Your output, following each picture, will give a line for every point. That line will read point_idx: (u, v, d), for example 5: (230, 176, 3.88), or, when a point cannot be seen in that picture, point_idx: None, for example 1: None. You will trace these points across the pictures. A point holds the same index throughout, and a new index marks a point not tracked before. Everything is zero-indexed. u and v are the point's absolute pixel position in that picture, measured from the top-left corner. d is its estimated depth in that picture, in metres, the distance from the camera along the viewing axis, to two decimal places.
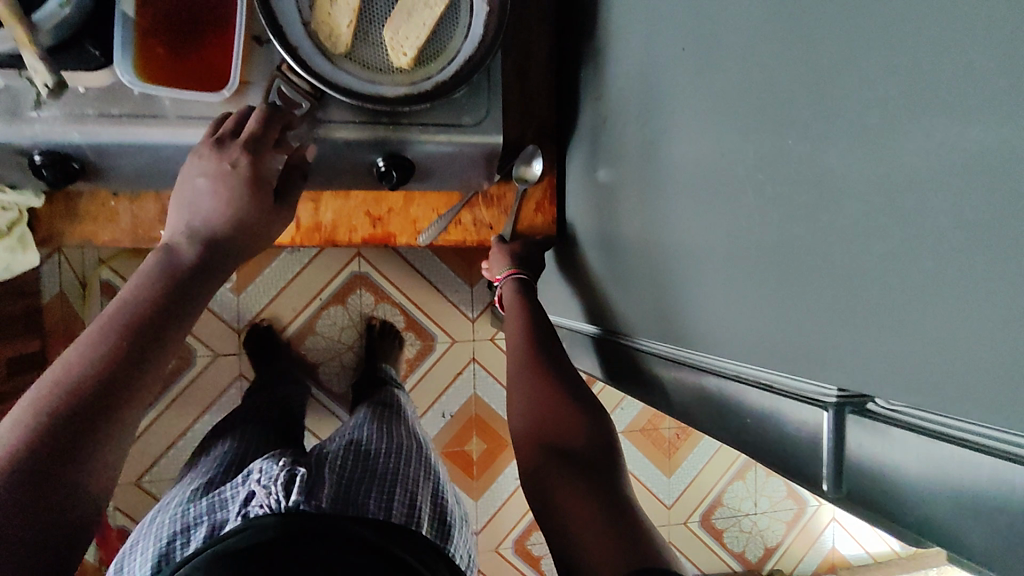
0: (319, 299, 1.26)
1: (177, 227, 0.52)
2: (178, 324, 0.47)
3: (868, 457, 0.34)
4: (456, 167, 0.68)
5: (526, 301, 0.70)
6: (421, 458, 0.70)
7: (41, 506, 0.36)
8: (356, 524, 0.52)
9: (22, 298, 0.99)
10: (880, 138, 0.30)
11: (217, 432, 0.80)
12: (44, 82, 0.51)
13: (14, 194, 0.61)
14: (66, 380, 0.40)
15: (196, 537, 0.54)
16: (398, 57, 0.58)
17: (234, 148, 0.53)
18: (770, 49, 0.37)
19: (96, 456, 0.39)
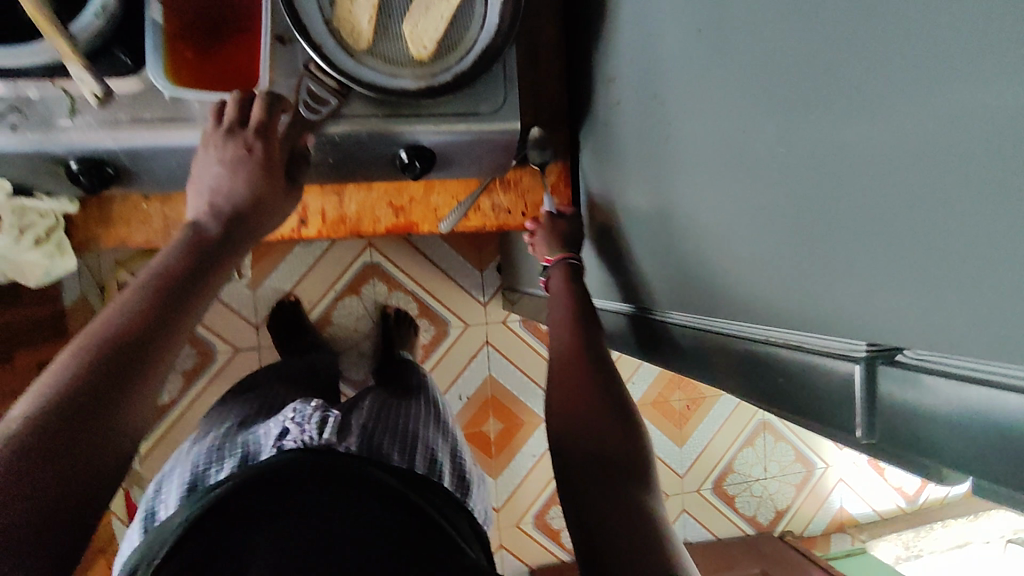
0: (334, 290, 1.28)
1: (201, 205, 0.55)
2: (201, 289, 0.50)
3: (897, 404, 0.36)
4: (475, 154, 0.69)
5: (572, 287, 0.71)
6: (435, 426, 0.76)
7: (74, 442, 0.37)
8: (382, 468, 0.58)
9: (46, 303, 1.01)
10: (880, 114, 0.31)
11: (240, 389, 0.83)
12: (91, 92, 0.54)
13: (50, 201, 0.63)
14: (103, 333, 0.43)
15: (229, 465, 0.62)
16: (418, 51, 0.60)
17: (246, 131, 0.55)
18: (777, 29, 0.38)
19: (129, 402, 0.41)
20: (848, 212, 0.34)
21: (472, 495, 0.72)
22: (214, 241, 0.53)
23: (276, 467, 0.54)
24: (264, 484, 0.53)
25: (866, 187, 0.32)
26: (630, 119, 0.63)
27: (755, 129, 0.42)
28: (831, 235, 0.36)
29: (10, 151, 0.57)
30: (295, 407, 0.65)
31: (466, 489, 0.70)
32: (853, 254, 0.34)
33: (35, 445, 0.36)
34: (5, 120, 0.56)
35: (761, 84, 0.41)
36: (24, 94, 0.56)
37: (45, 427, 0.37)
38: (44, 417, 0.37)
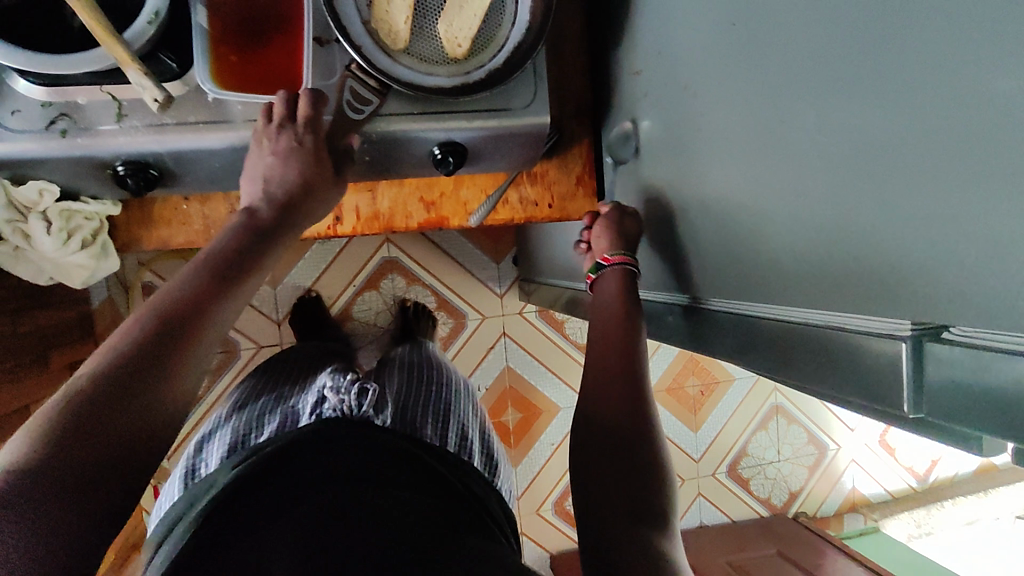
0: (353, 286, 1.29)
1: (250, 192, 0.58)
2: (250, 272, 0.52)
3: (947, 379, 0.36)
4: (503, 149, 0.71)
5: (627, 290, 0.67)
6: (465, 401, 0.78)
7: (132, 401, 0.40)
8: (410, 441, 0.62)
9: (75, 305, 1.02)
10: (920, 109, 0.33)
11: (278, 368, 0.86)
12: (154, 96, 0.55)
13: (95, 204, 0.65)
14: (161, 305, 0.45)
15: (269, 428, 0.68)
16: (454, 49, 0.61)
17: (298, 125, 0.57)
18: (814, 23, 0.39)
19: (182, 370, 0.43)
20: (891, 198, 0.35)
21: (502, 469, 0.74)
22: (267, 224, 0.55)
23: (314, 429, 0.60)
24: (305, 444, 0.57)
25: (910, 175, 0.34)
26: (656, 113, 0.64)
27: (791, 120, 0.43)
28: (872, 222, 0.37)
29: (59, 156, 0.58)
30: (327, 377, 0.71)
31: (496, 464, 0.72)
32: (897, 239, 0.35)
33: (102, 397, 0.39)
34: (55, 126, 0.57)
35: (797, 76, 0.42)
36: (73, 99, 0.57)
37: (112, 382, 0.39)
38: (102, 380, 0.39)
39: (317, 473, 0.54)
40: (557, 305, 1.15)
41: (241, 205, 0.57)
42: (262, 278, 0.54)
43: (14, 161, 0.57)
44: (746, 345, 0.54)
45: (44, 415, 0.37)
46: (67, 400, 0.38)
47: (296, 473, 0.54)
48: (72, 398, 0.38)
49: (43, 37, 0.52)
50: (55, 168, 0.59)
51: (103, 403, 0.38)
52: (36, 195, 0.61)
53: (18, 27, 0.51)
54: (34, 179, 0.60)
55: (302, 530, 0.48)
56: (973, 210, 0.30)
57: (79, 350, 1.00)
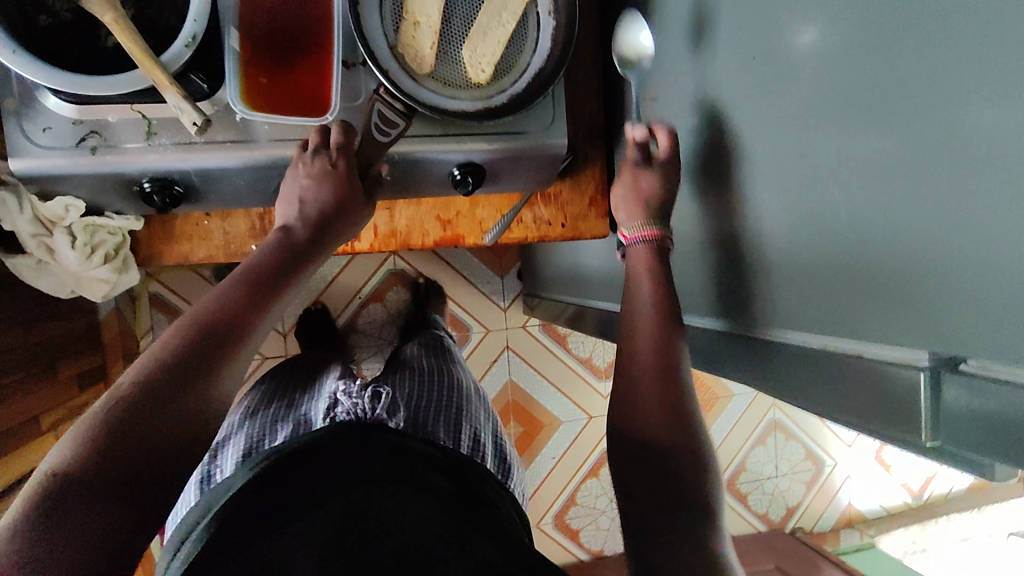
0: (359, 298, 1.30)
1: (284, 212, 0.59)
2: (286, 287, 0.53)
3: (964, 412, 0.38)
4: (520, 170, 0.72)
5: (655, 265, 0.62)
6: (476, 406, 0.78)
7: (173, 407, 0.41)
8: (428, 443, 0.62)
9: (84, 315, 1.01)
10: (948, 154, 0.34)
11: (291, 373, 0.87)
12: (192, 122, 0.53)
13: (119, 219, 0.66)
14: (202, 316, 0.46)
15: (283, 433, 0.70)
16: (477, 74, 0.62)
17: (331, 152, 0.60)
18: (841, 63, 0.41)
19: (220, 379, 0.44)
20: (918, 235, 0.37)
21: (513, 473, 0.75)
22: (301, 241, 0.57)
23: (329, 431, 0.61)
24: (324, 443, 0.58)
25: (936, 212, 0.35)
26: (672, 139, 0.66)
27: (815, 154, 0.45)
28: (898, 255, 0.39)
29: (88, 173, 0.59)
30: (338, 385, 0.74)
31: (506, 468, 0.74)
32: (922, 272, 0.37)
33: (143, 406, 0.40)
34: (85, 142, 0.58)
35: (821, 112, 0.43)
36: (103, 117, 0.57)
37: (154, 391, 0.41)
38: (143, 386, 0.41)
39: (341, 471, 0.54)
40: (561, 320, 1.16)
41: (276, 222, 0.58)
42: (295, 291, 0.55)
43: (42, 177, 0.58)
44: (760, 369, 0.55)
45: (88, 421, 0.38)
46: (111, 407, 0.39)
47: (318, 470, 0.54)
48: (115, 406, 0.39)
49: (81, 58, 0.53)
50: (83, 184, 0.60)
51: (145, 413, 0.40)
52: (62, 210, 0.61)
53: (56, 48, 0.53)
54: (60, 195, 0.61)
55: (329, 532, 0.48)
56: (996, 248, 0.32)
57: (87, 360, 1.00)
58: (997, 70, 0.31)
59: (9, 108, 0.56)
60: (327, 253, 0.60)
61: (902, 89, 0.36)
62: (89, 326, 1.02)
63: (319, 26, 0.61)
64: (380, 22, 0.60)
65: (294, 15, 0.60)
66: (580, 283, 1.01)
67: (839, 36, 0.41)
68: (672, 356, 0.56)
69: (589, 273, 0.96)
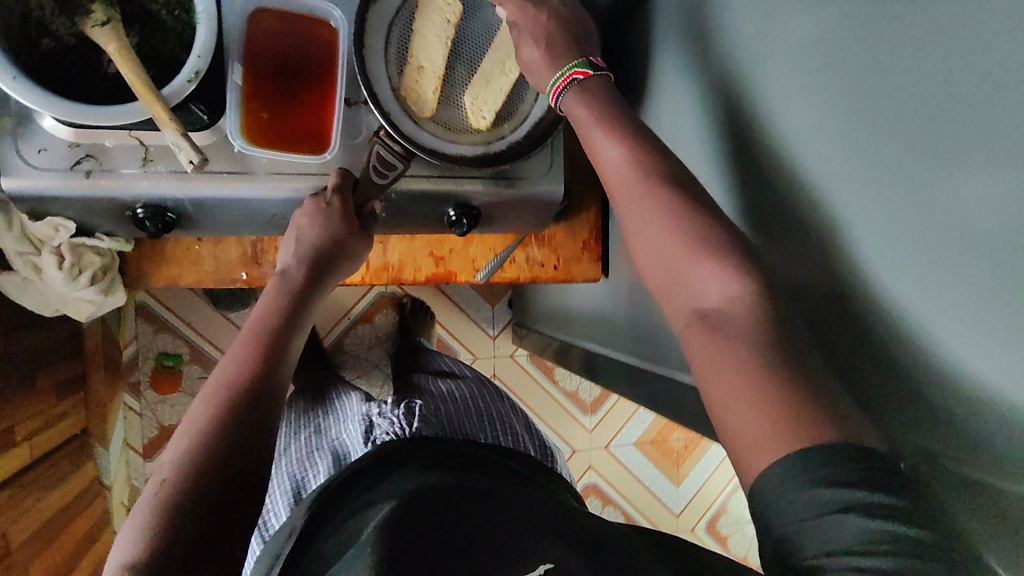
0: (348, 318, 1.30)
1: (284, 257, 0.61)
2: (293, 335, 0.57)
3: None
4: (515, 213, 0.72)
5: (598, 108, 0.49)
6: (507, 406, 0.77)
7: (217, 473, 0.44)
8: (476, 447, 0.62)
9: (67, 323, 1.00)
10: (917, 250, 0.34)
11: (310, 396, 0.83)
12: (189, 160, 0.52)
13: (108, 241, 0.65)
14: (222, 387, 0.50)
15: (322, 465, 0.67)
16: (478, 120, 0.63)
17: (328, 189, 0.60)
18: (814, 153, 0.41)
19: (251, 434, 0.47)
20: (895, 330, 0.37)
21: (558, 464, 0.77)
22: (301, 281, 0.59)
23: (372, 457, 0.58)
24: (368, 475, 0.55)
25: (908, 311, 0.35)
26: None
27: (792, 236, 0.44)
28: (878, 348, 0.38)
29: (80, 196, 0.58)
30: (368, 404, 0.69)
31: (550, 455, 0.75)
32: (902, 368, 0.37)
33: (188, 480, 0.43)
34: (80, 165, 0.57)
35: (796, 196, 0.43)
36: (100, 142, 0.57)
37: (196, 467, 0.43)
38: (185, 464, 0.44)
39: (387, 486, 0.50)
40: (547, 353, 1.15)
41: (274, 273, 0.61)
42: (304, 334, 0.58)
43: (33, 197, 0.58)
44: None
45: (146, 510, 0.42)
46: (161, 491, 0.42)
47: (363, 494, 0.51)
48: (165, 488, 0.42)
49: (79, 84, 0.53)
50: (73, 206, 0.59)
51: (190, 486, 0.42)
52: (51, 230, 0.62)
53: (54, 72, 0.53)
54: (50, 215, 0.60)
55: (394, 519, 0.43)
56: (970, 354, 0.32)
57: (68, 368, 0.99)
58: (972, 182, 0.31)
59: (4, 127, 0.56)
60: (334, 280, 0.63)
61: (875, 188, 0.37)
62: (70, 334, 1.01)
63: (323, 65, 0.61)
64: (384, 64, 0.61)
65: (299, 52, 0.61)
66: (568, 321, 1.01)
67: (813, 125, 0.41)
68: (658, 160, 0.46)
69: (577, 314, 0.95)
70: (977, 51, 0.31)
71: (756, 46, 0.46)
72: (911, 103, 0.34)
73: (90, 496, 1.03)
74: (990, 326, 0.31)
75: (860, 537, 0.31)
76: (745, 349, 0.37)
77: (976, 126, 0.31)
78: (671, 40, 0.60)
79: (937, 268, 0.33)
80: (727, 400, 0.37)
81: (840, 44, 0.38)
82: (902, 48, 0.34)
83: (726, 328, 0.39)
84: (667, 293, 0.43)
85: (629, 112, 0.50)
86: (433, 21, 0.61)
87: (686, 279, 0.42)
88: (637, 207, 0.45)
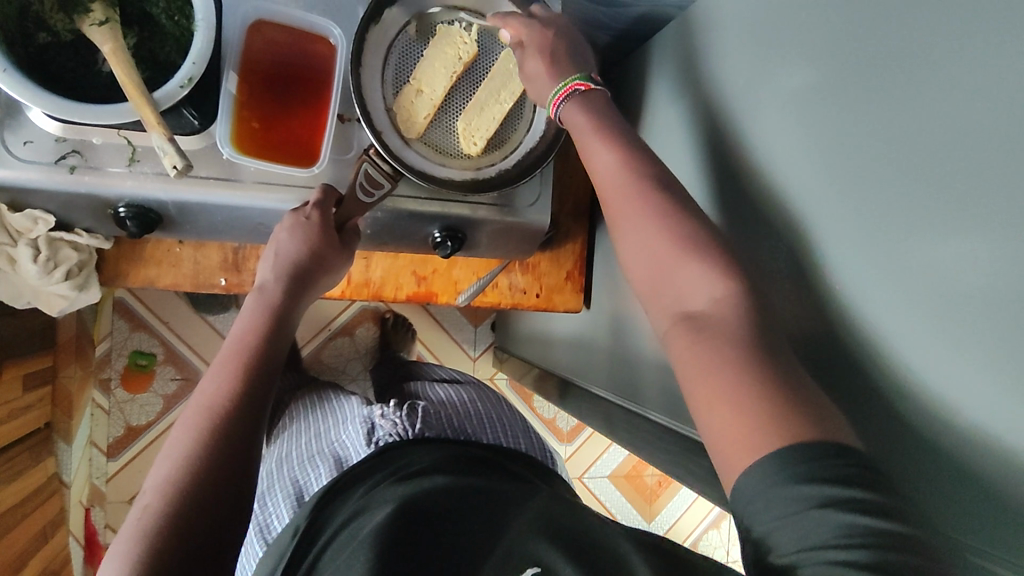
0: (328, 330, 1.28)
1: (266, 271, 0.60)
2: (277, 351, 0.56)
3: None
4: (501, 239, 0.72)
5: (596, 120, 0.50)
6: (507, 407, 0.73)
7: (197, 499, 0.44)
8: (478, 446, 0.59)
9: (40, 313, 0.97)
10: (910, 306, 0.35)
11: (307, 399, 0.81)
12: (172, 166, 0.51)
13: (88, 237, 0.65)
14: (205, 408, 0.49)
15: (324, 469, 0.63)
16: (469, 146, 0.63)
17: (308, 205, 0.60)
18: (814, 200, 0.42)
19: (232, 457, 0.47)
20: (886, 379, 0.37)
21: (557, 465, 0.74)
22: (280, 296, 0.58)
23: (369, 461, 0.55)
24: (364, 482, 0.53)
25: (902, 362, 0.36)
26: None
27: (780, 278, 0.46)
28: (868, 394, 0.39)
29: (62, 190, 0.57)
30: (370, 407, 0.65)
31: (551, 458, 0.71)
32: (889, 424, 0.37)
33: (172, 506, 0.43)
34: (65, 160, 0.57)
35: (792, 243, 0.44)
36: (88, 138, 0.57)
37: (178, 496, 0.43)
38: (166, 493, 0.44)
39: (384, 490, 0.49)
40: (526, 378, 1.14)
41: (254, 286, 0.60)
42: (287, 349, 0.58)
43: (13, 188, 0.57)
44: (702, 475, 0.53)
45: (127, 539, 0.42)
46: (142, 520, 0.43)
47: (361, 497, 0.50)
48: (148, 518, 0.43)
49: (73, 80, 0.53)
50: (53, 199, 0.59)
51: (172, 516, 0.43)
52: (30, 222, 0.60)
53: (50, 68, 0.53)
54: (29, 208, 0.59)
55: (388, 540, 0.42)
56: (965, 401, 0.32)
57: (38, 360, 0.96)
58: (963, 241, 0.32)
59: None
60: (318, 287, 0.62)
61: (870, 238, 0.38)
62: (44, 325, 0.99)
63: (320, 80, 0.62)
64: (380, 84, 0.62)
65: (297, 66, 0.61)
66: (547, 348, 1.00)
67: (810, 175, 0.42)
68: (641, 159, 0.47)
69: (558, 343, 0.95)
70: (976, 115, 0.32)
71: (757, 95, 0.48)
72: (912, 164, 0.35)
73: (46, 494, 1.00)
74: (984, 386, 0.31)
75: (839, 531, 0.31)
76: (743, 356, 0.37)
77: (976, 185, 0.32)
78: (670, 80, 0.62)
79: (930, 322, 0.34)
80: (707, 403, 0.37)
81: (839, 102, 0.40)
82: (905, 108, 0.36)
83: (709, 328, 0.39)
84: (655, 290, 0.43)
85: (623, 124, 0.50)
86: (445, 54, 0.62)
87: (675, 279, 0.41)
88: (635, 215, 0.44)
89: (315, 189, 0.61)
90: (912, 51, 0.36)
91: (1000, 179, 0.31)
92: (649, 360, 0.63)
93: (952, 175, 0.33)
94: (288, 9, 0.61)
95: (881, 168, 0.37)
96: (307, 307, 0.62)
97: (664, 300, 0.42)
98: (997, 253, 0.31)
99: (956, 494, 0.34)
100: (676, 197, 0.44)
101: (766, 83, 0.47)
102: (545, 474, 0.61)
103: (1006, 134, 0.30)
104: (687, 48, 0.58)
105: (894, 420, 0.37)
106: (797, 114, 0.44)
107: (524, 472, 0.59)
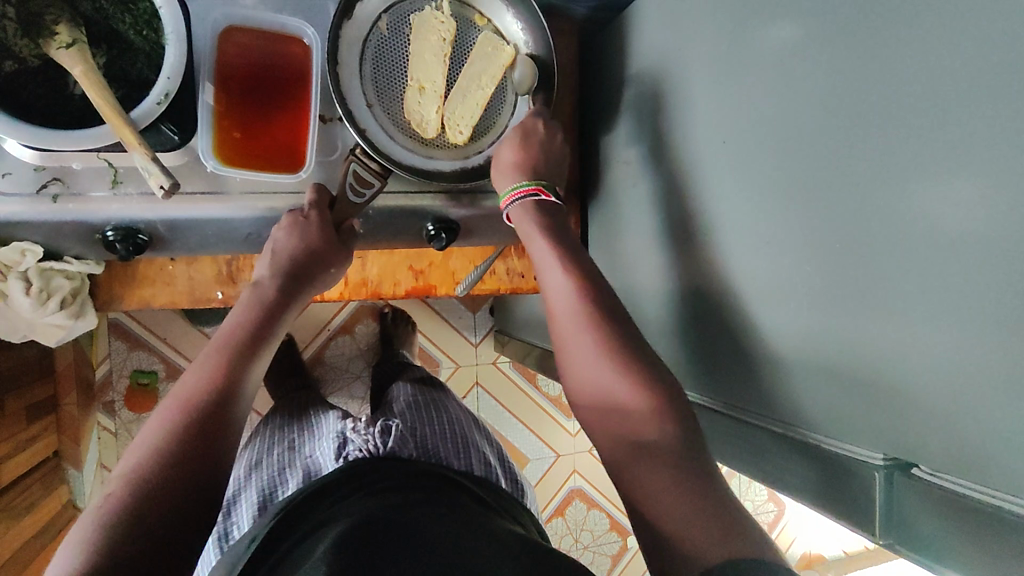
0: (328, 331, 1.27)
1: (259, 271, 0.60)
2: (261, 353, 0.56)
3: (923, 510, 0.38)
4: (494, 226, 0.72)
5: (550, 229, 0.60)
6: (479, 432, 0.74)
7: (165, 490, 0.43)
8: (448, 470, 0.59)
9: (35, 344, 0.97)
10: (920, 258, 0.35)
11: (297, 408, 0.80)
12: (157, 185, 0.49)
13: (78, 264, 0.64)
14: (186, 399, 0.49)
15: (293, 482, 0.65)
16: (454, 136, 0.63)
17: (304, 206, 0.60)
18: (811, 159, 0.42)
19: (206, 452, 0.47)
20: (893, 335, 0.37)
21: (527, 496, 0.73)
22: (268, 296, 0.59)
23: (341, 472, 0.56)
24: (338, 490, 0.53)
25: (904, 318, 0.36)
26: (631, 206, 0.67)
27: (778, 243, 0.45)
28: (869, 352, 0.39)
29: (46, 220, 0.56)
30: (344, 421, 0.66)
31: (520, 490, 0.71)
32: (895, 383, 0.38)
33: (136, 497, 0.42)
34: (46, 190, 0.56)
35: (787, 205, 0.44)
36: (68, 164, 0.56)
37: (144, 486, 0.43)
38: (133, 480, 0.43)
39: (350, 506, 0.49)
40: (529, 360, 1.14)
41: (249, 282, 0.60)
42: (269, 349, 0.57)
43: None
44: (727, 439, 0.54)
45: (84, 527, 0.41)
46: (104, 505, 0.42)
47: (326, 510, 0.51)
48: (108, 505, 0.42)
49: (45, 107, 0.52)
50: (40, 230, 0.58)
51: (135, 505, 0.42)
52: (18, 254, 0.59)
53: (20, 96, 0.51)
54: (17, 240, 0.58)
55: (338, 548, 0.42)
56: (975, 347, 0.33)
57: (38, 391, 0.95)
58: (971, 187, 0.32)
59: None
60: (302, 295, 0.62)
61: (858, 192, 0.38)
62: (40, 356, 0.98)
63: (296, 83, 0.60)
64: (358, 79, 0.61)
65: (270, 69, 0.60)
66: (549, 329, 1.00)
67: (806, 133, 0.42)
68: (591, 286, 0.55)
69: None
70: (975, 61, 0.32)
71: (748, 57, 0.47)
72: (915, 116, 0.35)
73: (64, 520, 1.00)
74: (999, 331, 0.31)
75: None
76: (677, 454, 0.44)
77: (983, 131, 0.32)
78: (652, 50, 0.61)
79: (944, 274, 0.34)
80: (652, 495, 0.43)
81: (828, 62, 0.40)
82: (901, 60, 0.35)
83: (656, 454, 0.44)
84: (605, 419, 0.49)
85: (571, 245, 0.59)
86: (429, 41, 0.61)
87: (621, 409, 0.48)
88: (579, 335, 0.52)
89: (310, 189, 0.61)
90: (898, 6, 0.36)
91: (1002, 125, 0.31)
92: (658, 334, 0.63)
93: (955, 123, 0.33)
94: (255, 13, 0.59)
95: (879, 122, 0.37)
96: (293, 313, 0.62)
97: (611, 437, 0.48)
98: (1002, 196, 0.31)
99: (961, 443, 0.35)
100: (609, 309, 0.53)
101: (755, 46, 0.46)
102: (508, 506, 0.60)
103: (995, 83, 0.31)
104: (670, 18, 0.58)
105: (898, 377, 0.37)
106: (789, 72, 0.43)
107: (492, 501, 0.58)
